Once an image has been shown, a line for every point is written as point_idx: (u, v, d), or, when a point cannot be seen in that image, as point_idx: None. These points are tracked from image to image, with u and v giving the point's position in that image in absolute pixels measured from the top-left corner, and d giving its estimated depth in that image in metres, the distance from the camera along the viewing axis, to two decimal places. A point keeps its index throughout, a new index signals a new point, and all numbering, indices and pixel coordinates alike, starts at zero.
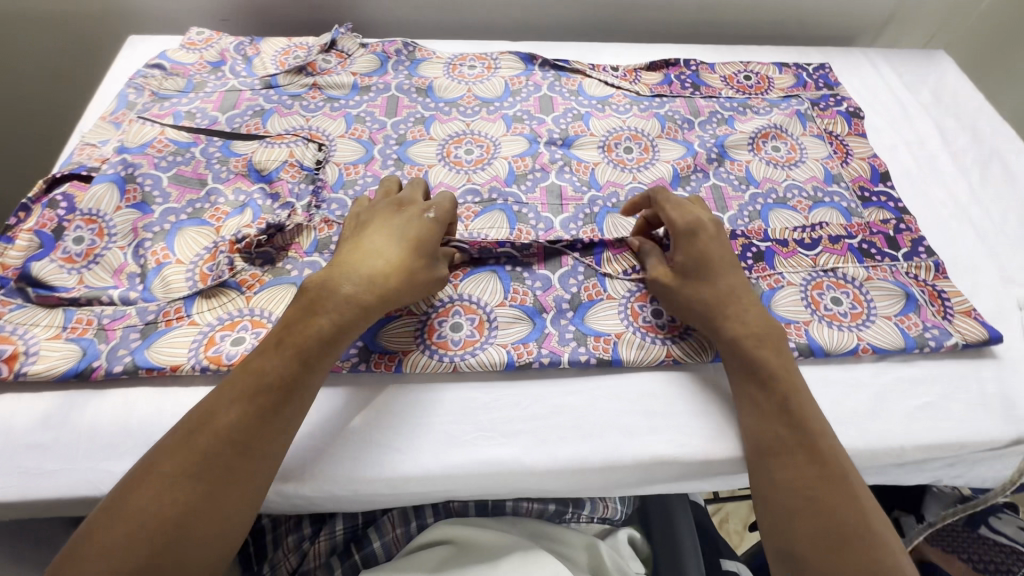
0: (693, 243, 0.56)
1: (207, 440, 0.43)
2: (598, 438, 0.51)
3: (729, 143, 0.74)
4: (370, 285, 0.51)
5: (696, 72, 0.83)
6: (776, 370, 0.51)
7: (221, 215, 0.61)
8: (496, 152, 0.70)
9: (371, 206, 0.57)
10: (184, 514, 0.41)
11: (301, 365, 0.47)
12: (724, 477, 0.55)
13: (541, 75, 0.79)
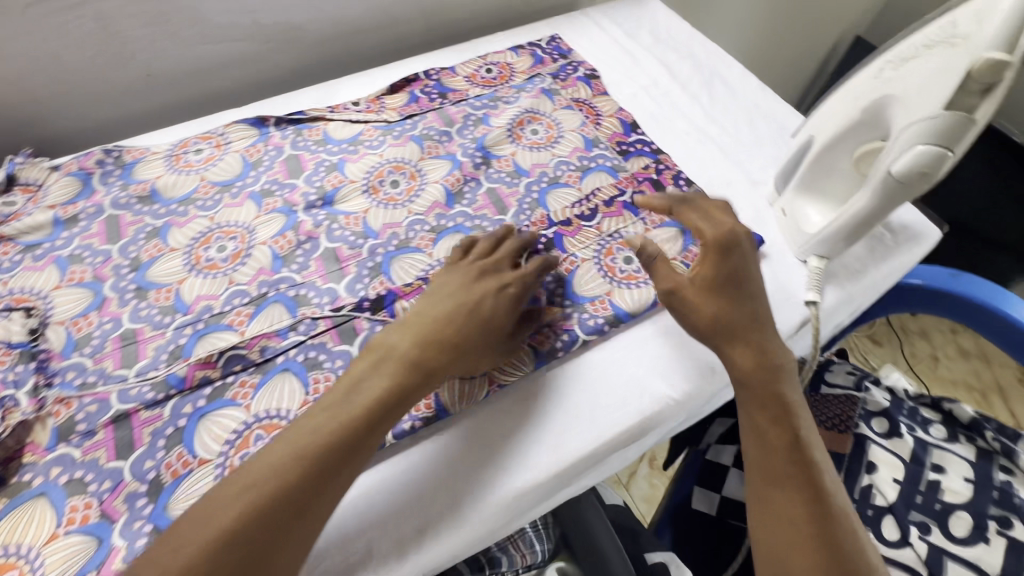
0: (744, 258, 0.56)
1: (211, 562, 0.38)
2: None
3: (489, 143, 0.73)
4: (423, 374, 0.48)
5: (438, 80, 0.81)
6: (763, 385, 0.53)
7: None
8: (252, 237, 0.63)
9: (467, 264, 0.57)
10: None
11: (336, 459, 0.42)
12: (583, 473, 0.56)
13: (278, 135, 0.73)
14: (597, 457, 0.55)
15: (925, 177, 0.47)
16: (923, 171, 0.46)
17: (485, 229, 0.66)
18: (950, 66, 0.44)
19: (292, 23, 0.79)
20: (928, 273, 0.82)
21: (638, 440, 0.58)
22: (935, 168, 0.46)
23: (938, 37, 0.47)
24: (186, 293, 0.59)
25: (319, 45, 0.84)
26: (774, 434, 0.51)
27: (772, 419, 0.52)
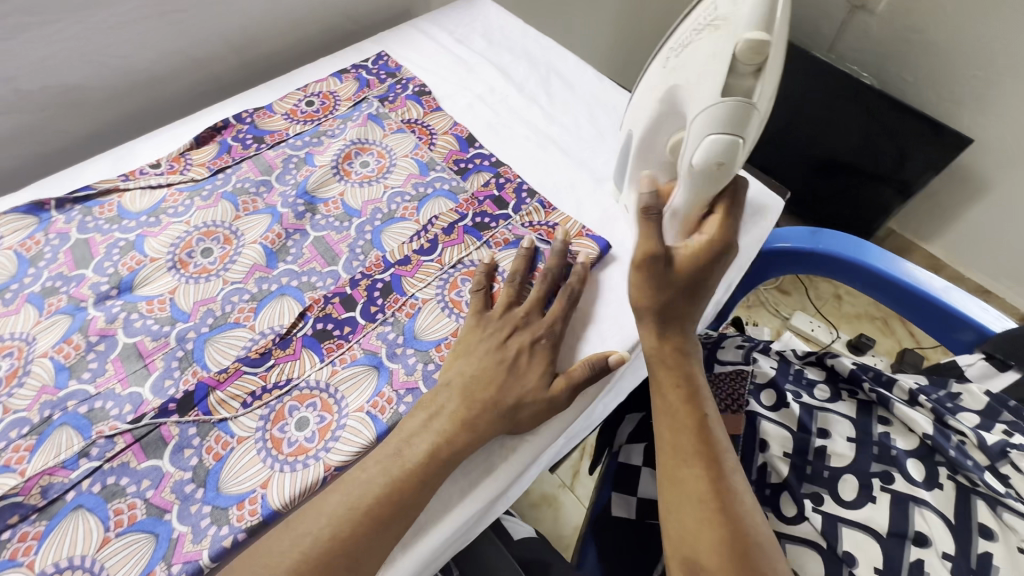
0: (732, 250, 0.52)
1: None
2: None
3: (312, 187, 0.67)
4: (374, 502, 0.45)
5: (252, 123, 0.73)
6: (674, 363, 0.53)
7: None
8: (33, 350, 0.53)
9: (480, 333, 0.54)
10: None
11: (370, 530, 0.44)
12: (455, 537, 0.52)
13: (59, 218, 0.62)
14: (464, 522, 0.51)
15: (726, 167, 0.49)
16: (719, 162, 0.48)
17: (315, 286, 0.59)
18: (722, 52, 0.46)
19: (63, 84, 0.69)
20: (789, 234, 0.84)
21: (513, 485, 0.55)
22: (730, 161, 0.48)
23: (705, 21, 0.49)
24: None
25: (109, 103, 0.74)
26: (685, 424, 0.50)
27: (682, 409, 0.51)
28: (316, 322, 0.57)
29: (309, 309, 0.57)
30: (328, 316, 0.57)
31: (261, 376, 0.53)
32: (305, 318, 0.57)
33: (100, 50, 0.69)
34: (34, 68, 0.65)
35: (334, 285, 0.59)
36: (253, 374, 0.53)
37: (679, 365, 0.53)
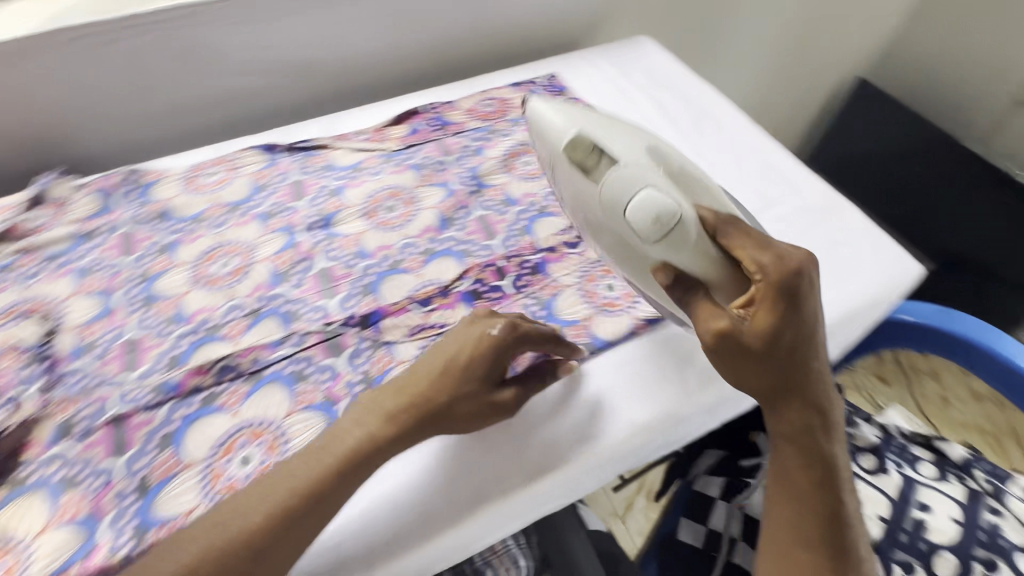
0: (812, 282, 0.50)
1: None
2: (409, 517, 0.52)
3: (483, 173, 0.77)
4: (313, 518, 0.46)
5: (441, 113, 0.85)
6: (800, 421, 0.51)
7: None
8: (256, 255, 0.67)
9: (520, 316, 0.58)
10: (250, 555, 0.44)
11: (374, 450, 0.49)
12: (553, 494, 0.58)
13: (287, 160, 0.77)
14: (564, 481, 0.57)
15: (666, 221, 0.51)
16: (656, 217, 0.51)
17: (473, 254, 0.69)
18: (568, 167, 0.55)
19: (307, 59, 0.85)
20: (920, 310, 0.83)
21: (613, 462, 0.60)
22: (666, 218, 0.51)
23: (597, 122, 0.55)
24: (189, 304, 0.62)
25: (331, 80, 0.90)
26: (800, 477, 0.51)
27: (802, 464, 0.51)
28: (473, 281, 0.66)
29: (468, 271, 0.66)
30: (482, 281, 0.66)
31: (422, 317, 0.63)
32: (462, 277, 0.66)
33: (341, 36, 0.85)
34: (293, 42, 0.82)
35: (489, 256, 0.68)
36: (417, 312, 0.63)
37: (810, 432, 0.52)
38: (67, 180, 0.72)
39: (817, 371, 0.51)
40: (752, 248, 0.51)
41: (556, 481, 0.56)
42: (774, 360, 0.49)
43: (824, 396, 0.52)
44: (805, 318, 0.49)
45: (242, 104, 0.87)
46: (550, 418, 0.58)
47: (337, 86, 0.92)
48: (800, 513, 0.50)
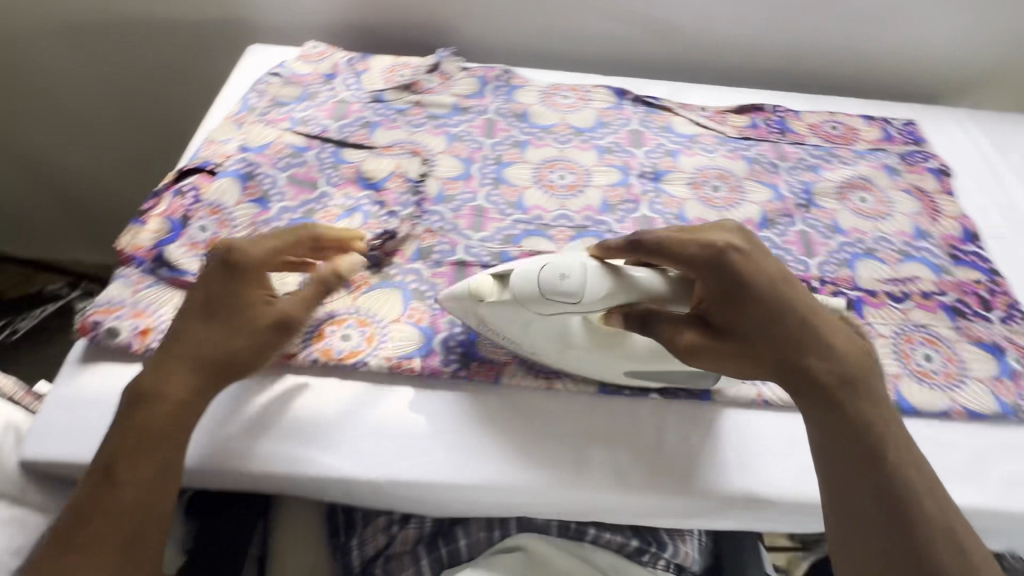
0: (757, 249, 0.49)
1: (96, 525, 0.43)
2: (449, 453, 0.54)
3: (666, 178, 0.73)
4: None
5: (651, 105, 0.82)
6: (846, 448, 0.47)
7: (156, 210, 0.63)
8: (430, 165, 0.71)
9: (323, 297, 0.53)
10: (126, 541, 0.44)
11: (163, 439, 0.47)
12: (589, 509, 0.55)
13: (493, 99, 0.81)
14: (605, 504, 0.54)
15: (573, 275, 0.48)
16: (562, 273, 0.48)
17: None
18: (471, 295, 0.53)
19: (550, 10, 0.86)
20: None
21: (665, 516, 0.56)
22: (573, 272, 0.48)
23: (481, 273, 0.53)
24: (367, 173, 0.69)
25: (563, 38, 0.89)
26: (864, 478, 0.46)
27: (845, 452, 0.47)
28: None
29: None
30: None
31: None
32: None
33: None
34: None
35: None
36: None
37: (820, 398, 0.48)
38: (318, 52, 0.83)
39: (802, 336, 0.48)
40: (764, 257, 0.49)
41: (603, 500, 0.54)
42: (774, 336, 0.47)
43: (850, 357, 0.49)
44: (758, 298, 0.47)
45: (477, 33, 0.89)
46: (615, 440, 0.56)
47: (565, 45, 0.90)
48: (847, 512, 0.46)
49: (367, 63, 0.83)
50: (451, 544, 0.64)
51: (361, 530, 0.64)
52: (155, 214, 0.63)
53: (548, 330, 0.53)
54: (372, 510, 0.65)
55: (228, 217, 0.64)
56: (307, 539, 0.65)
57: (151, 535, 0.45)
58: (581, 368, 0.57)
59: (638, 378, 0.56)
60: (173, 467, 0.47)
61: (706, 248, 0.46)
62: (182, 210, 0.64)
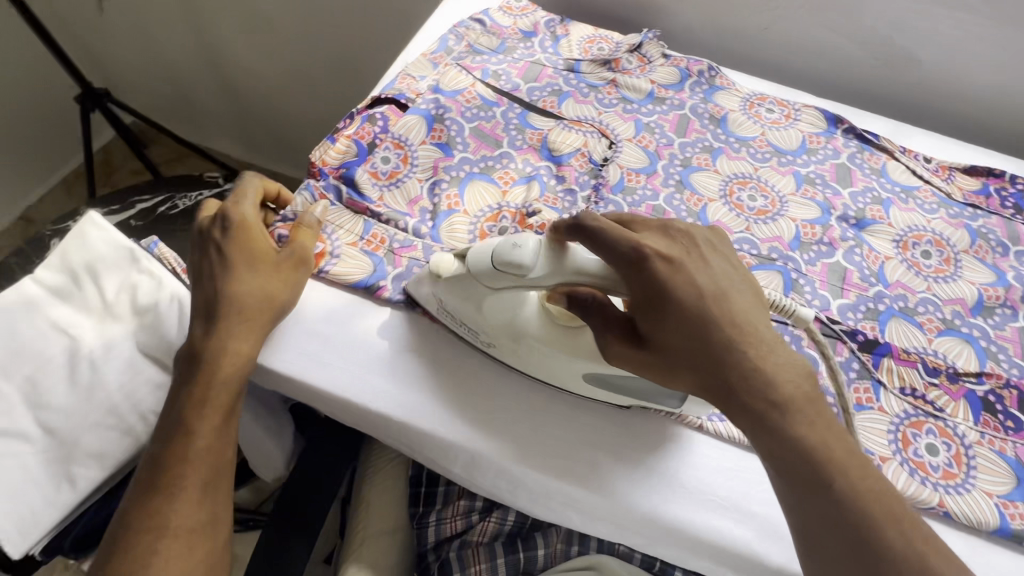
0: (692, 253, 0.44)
1: (181, 473, 0.46)
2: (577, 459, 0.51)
3: (869, 229, 0.65)
4: (251, 321, 0.51)
5: (867, 142, 0.72)
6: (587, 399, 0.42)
7: (345, 132, 0.64)
8: (615, 151, 0.67)
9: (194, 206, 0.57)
10: (207, 487, 0.47)
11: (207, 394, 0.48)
12: (710, 561, 0.51)
13: (690, 96, 0.74)
14: (729, 564, 0.50)
15: (513, 249, 0.44)
16: (515, 244, 0.43)
17: (803, 294, 0.58)
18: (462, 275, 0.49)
19: (778, 11, 0.77)
20: None
21: None
22: (526, 242, 0.43)
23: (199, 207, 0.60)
24: (552, 144, 0.66)
25: (779, 45, 0.80)
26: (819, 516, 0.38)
27: (831, 524, 0.37)
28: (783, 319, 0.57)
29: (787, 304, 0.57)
30: (788, 324, 0.58)
31: None
32: None
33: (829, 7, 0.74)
34: None
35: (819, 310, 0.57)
36: None
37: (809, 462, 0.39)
38: (521, 5, 0.80)
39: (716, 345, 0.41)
40: (738, 283, 0.44)
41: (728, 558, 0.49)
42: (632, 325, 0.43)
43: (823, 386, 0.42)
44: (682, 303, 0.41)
45: (687, 20, 0.82)
46: (758, 499, 0.50)
47: (778, 53, 0.81)
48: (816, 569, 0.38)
49: (567, 28, 0.79)
50: (528, 550, 0.62)
51: (442, 507, 0.63)
52: (343, 133, 0.63)
53: (503, 308, 0.49)
54: (455, 490, 0.64)
55: (410, 155, 0.63)
56: (389, 497, 0.66)
57: (223, 481, 0.48)
58: (530, 364, 0.52)
59: (597, 388, 0.51)
60: (234, 416, 0.50)
61: (623, 244, 0.41)
62: (366, 135, 0.63)
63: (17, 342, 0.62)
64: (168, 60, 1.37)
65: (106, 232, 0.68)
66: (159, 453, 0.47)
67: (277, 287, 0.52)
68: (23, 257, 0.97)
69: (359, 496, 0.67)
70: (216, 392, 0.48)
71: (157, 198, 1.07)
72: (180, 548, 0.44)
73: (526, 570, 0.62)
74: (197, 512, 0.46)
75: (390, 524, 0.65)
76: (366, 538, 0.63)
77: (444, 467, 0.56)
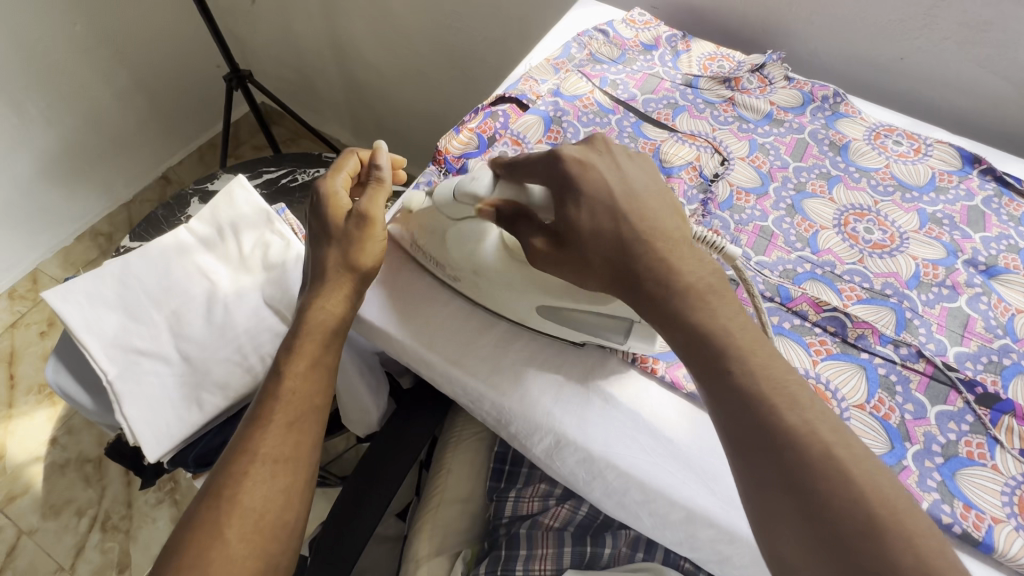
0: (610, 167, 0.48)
1: (272, 406, 0.51)
2: (666, 463, 0.49)
3: (1001, 279, 0.60)
4: (340, 285, 0.54)
5: (1006, 186, 0.67)
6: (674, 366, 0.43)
7: (467, 125, 0.68)
8: (727, 168, 0.67)
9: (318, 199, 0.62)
10: (294, 425, 0.51)
11: (299, 341, 0.53)
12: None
13: (809, 123, 0.72)
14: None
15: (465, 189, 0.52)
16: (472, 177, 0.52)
17: (916, 335, 0.55)
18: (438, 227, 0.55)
19: (919, 42, 0.73)
20: None
21: None
22: (482, 176, 0.52)
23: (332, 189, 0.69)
24: (663, 155, 0.67)
25: (916, 77, 0.77)
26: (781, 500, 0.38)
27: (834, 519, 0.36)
28: (888, 358, 0.54)
29: (898, 342, 0.55)
30: (896, 363, 0.54)
31: (818, 339, 0.56)
32: (882, 339, 0.55)
33: (979, 40, 0.69)
34: (925, 15, 0.70)
35: (934, 354, 0.54)
36: (811, 330, 0.56)
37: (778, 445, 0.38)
38: (644, 19, 0.81)
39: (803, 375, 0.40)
40: (651, 201, 0.46)
41: None
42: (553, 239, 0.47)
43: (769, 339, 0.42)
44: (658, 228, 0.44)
45: (815, 45, 0.80)
46: None
47: (914, 86, 0.78)
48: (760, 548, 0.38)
49: (688, 45, 0.80)
50: (596, 546, 0.63)
51: (522, 486, 0.68)
52: (467, 126, 0.68)
53: (460, 242, 0.54)
54: (537, 473, 0.68)
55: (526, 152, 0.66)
56: (471, 469, 0.71)
57: (310, 422, 0.52)
58: (484, 298, 0.56)
59: (547, 320, 0.53)
60: (320, 366, 0.54)
61: (540, 155, 0.48)
62: (487, 131, 0.67)
63: (167, 279, 0.71)
64: (301, 48, 1.52)
65: (248, 192, 0.77)
66: (260, 392, 0.53)
67: (361, 257, 0.55)
68: (168, 210, 1.11)
69: (444, 460, 0.72)
70: (307, 340, 0.53)
71: (281, 170, 1.18)
72: (264, 473, 0.48)
73: (590, 565, 0.63)
74: (283, 444, 0.50)
75: (465, 493, 0.70)
76: (442, 502, 0.69)
77: (525, 445, 0.57)
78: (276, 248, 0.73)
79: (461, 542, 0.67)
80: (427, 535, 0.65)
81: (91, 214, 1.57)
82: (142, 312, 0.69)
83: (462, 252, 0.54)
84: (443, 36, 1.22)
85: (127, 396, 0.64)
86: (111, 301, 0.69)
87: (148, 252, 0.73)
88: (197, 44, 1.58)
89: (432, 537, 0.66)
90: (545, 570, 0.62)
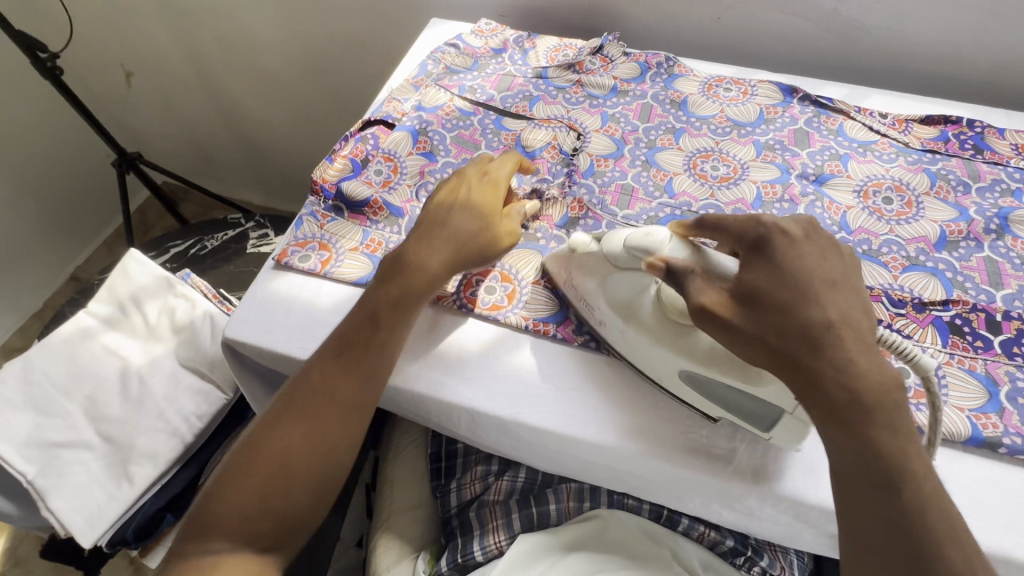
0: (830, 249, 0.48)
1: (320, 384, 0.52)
2: (572, 409, 0.55)
3: (831, 183, 0.69)
4: (422, 274, 0.56)
5: (822, 106, 0.77)
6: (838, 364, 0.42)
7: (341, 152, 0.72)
8: (584, 141, 0.74)
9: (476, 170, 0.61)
10: (330, 413, 0.52)
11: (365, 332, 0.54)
12: (701, 496, 0.55)
13: (650, 88, 0.80)
14: (734, 493, 0.52)
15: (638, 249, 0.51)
16: (647, 232, 0.51)
17: None
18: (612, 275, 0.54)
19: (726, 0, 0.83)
20: None
21: (766, 513, 0.54)
22: (657, 232, 0.51)
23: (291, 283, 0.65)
24: (525, 142, 0.73)
25: (734, 31, 0.86)
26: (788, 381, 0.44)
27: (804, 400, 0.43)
28: None
29: None
30: None
31: None
32: None
33: None
34: None
35: None
36: None
37: (794, 383, 0.43)
38: (490, 27, 0.88)
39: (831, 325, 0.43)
40: None
41: (704, 486, 0.53)
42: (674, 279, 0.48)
43: (853, 315, 0.44)
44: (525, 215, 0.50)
45: (645, 21, 0.89)
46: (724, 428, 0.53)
47: (734, 39, 0.88)
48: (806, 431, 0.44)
49: (535, 42, 0.87)
50: (541, 505, 0.66)
51: (461, 475, 0.71)
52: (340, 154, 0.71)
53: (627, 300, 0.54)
54: (472, 459, 0.72)
55: (399, 165, 0.71)
56: (414, 475, 0.74)
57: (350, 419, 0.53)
58: (632, 353, 0.55)
59: (692, 389, 0.52)
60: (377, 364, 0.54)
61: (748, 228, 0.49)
62: (358, 155, 0.71)
63: (74, 366, 0.71)
64: (188, 120, 1.51)
65: (142, 263, 0.78)
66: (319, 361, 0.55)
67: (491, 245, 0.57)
68: (74, 305, 1.09)
69: (387, 474, 0.74)
70: (379, 335, 0.54)
71: (187, 241, 1.18)
72: (293, 443, 0.51)
73: (540, 524, 0.65)
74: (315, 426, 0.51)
75: (414, 500, 0.72)
76: (392, 514, 0.70)
77: (466, 432, 0.60)
78: (179, 311, 0.74)
79: (421, 547, 0.69)
80: (384, 548, 0.67)
81: (0, 332, 1.49)
82: (54, 406, 0.68)
83: (633, 314, 0.53)
84: (322, 80, 1.26)
85: (51, 490, 0.63)
86: (17, 403, 0.67)
87: (48, 346, 0.71)
88: (80, 138, 1.55)
89: (389, 548, 0.67)
90: (500, 541, 0.64)
